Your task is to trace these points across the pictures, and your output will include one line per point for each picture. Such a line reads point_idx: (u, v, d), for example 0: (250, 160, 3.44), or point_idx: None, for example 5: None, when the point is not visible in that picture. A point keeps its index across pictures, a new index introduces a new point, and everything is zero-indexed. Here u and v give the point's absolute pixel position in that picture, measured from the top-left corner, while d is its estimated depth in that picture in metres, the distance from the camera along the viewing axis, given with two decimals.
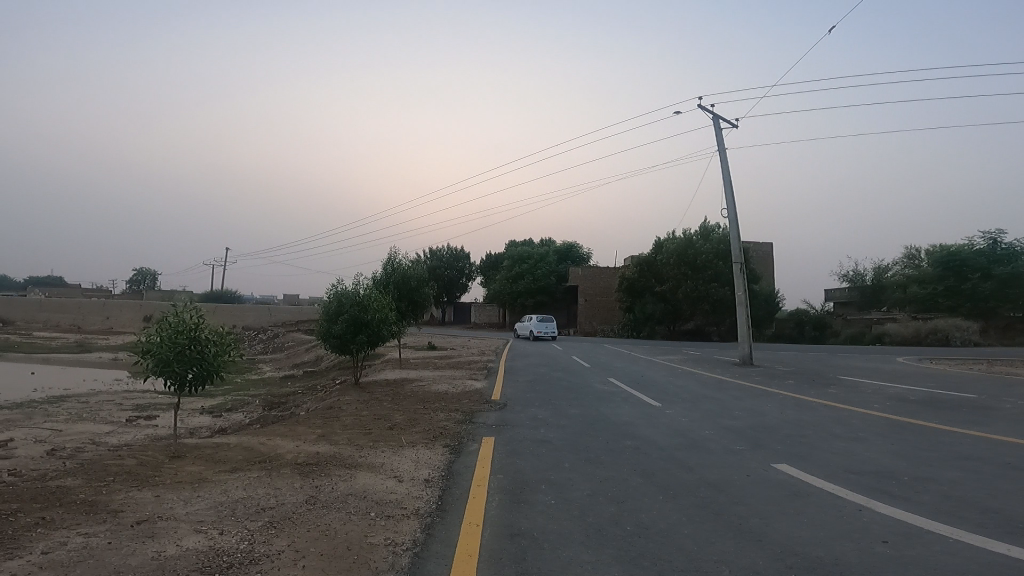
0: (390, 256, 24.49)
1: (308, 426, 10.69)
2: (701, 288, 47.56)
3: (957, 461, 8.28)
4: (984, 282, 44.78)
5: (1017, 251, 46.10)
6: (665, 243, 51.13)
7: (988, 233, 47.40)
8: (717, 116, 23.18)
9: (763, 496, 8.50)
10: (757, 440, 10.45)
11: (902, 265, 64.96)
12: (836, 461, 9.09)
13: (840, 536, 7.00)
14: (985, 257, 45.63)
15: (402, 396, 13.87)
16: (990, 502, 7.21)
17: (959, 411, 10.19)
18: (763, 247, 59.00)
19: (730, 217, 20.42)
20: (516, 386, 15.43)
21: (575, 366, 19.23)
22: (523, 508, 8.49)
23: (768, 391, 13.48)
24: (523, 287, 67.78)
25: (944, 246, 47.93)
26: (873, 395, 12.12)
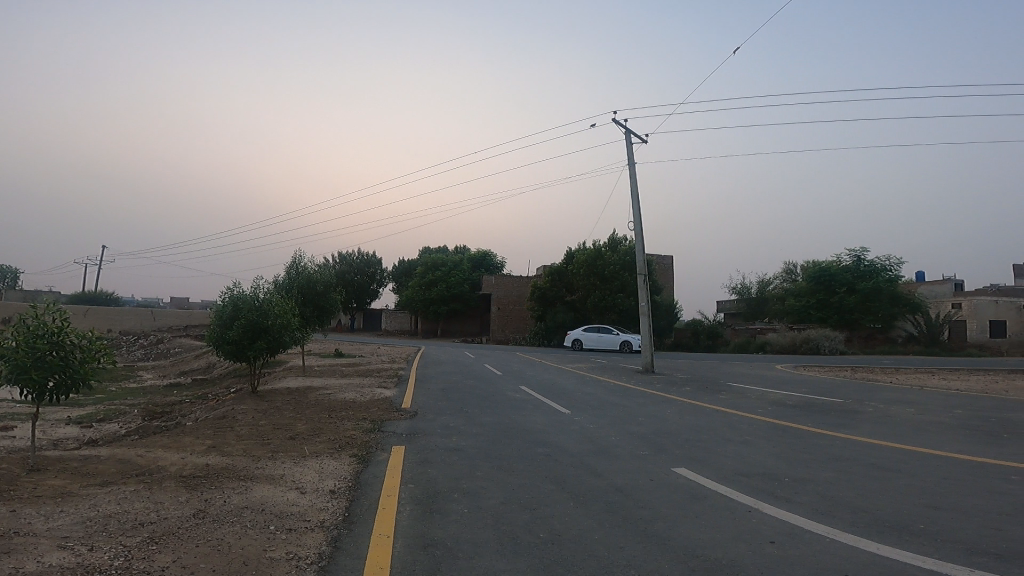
0: (295, 259, 23.86)
1: (195, 436, 10.20)
2: (607, 298, 48.72)
3: (834, 457, 8.97)
4: (850, 295, 47.87)
5: (879, 267, 49.22)
6: (576, 253, 52.55)
7: (854, 250, 50.75)
8: (628, 131, 24.03)
9: (666, 500, 8.81)
10: (660, 445, 10.86)
11: (782, 279, 69.32)
12: (730, 463, 9.60)
13: (736, 538, 7.34)
14: (850, 273, 48.88)
15: (305, 404, 13.48)
16: (865, 482, 7.82)
17: (831, 414, 11.07)
18: (665, 260, 61.60)
19: (636, 228, 21.15)
20: (427, 393, 15.38)
21: (486, 373, 19.34)
22: (434, 517, 8.42)
23: (668, 398, 14.09)
24: (438, 295, 67.32)
25: (816, 261, 51.19)
26: (758, 400, 12.95)
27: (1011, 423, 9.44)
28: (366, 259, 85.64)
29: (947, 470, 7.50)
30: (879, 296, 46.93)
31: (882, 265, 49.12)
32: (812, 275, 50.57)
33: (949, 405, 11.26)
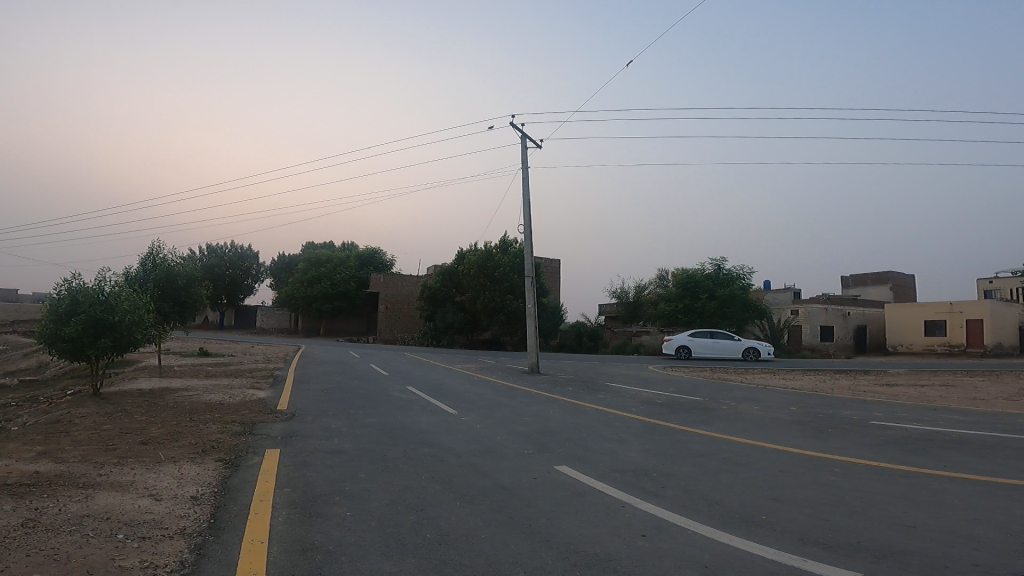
0: (152, 252, 22.28)
1: (21, 443, 9.14)
2: (497, 300, 49.67)
3: (698, 452, 9.54)
4: (711, 301, 51.36)
5: (736, 275, 52.58)
6: (467, 254, 52.60)
7: (715, 259, 54.35)
8: (525, 135, 24.37)
9: (550, 497, 8.73)
10: (544, 444, 11.09)
11: (654, 283, 72.67)
12: (607, 460, 9.92)
13: (611, 532, 6.98)
14: (711, 280, 52.28)
15: (163, 408, 12.54)
16: (723, 473, 8.38)
17: (693, 412, 11.96)
18: (553, 263, 63.51)
19: (527, 231, 21.58)
20: (306, 394, 14.82)
21: (372, 373, 18.98)
22: (312, 521, 7.81)
23: (550, 398, 14.61)
24: (319, 292, 65.73)
25: (684, 268, 54.26)
26: (631, 400, 13.73)
27: (836, 417, 10.63)
28: (239, 254, 81.99)
29: (791, 461, 8.22)
30: (735, 302, 50.55)
31: (739, 272, 52.54)
32: (680, 282, 53.72)
33: (787, 402, 12.48)
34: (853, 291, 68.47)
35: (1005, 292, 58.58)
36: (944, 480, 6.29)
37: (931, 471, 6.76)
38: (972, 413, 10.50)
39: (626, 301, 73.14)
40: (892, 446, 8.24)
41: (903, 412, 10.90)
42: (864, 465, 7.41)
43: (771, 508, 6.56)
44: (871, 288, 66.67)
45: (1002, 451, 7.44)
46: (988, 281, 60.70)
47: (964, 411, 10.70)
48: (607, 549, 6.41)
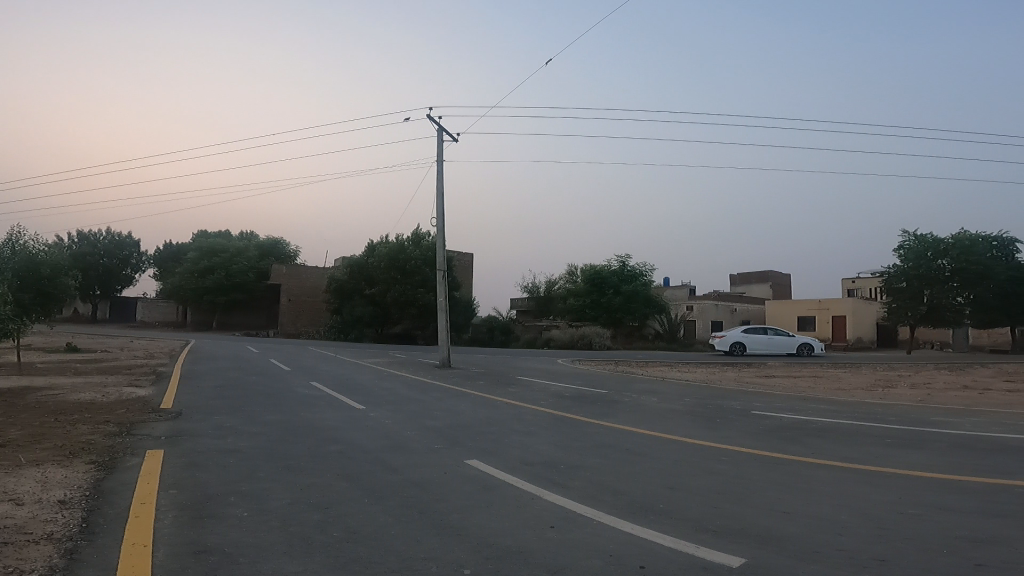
0: (8, 240, 19.76)
1: None
2: (409, 293, 48.72)
3: (602, 444, 9.93)
4: (616, 296, 53.78)
5: (639, 271, 55.44)
6: (378, 246, 51.41)
7: (621, 256, 56.92)
8: (440, 128, 24.02)
9: (462, 489, 8.71)
10: (455, 438, 11.07)
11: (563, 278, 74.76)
12: (516, 453, 10.06)
13: (522, 524, 7.05)
14: (617, 277, 54.77)
15: (24, 408, 11.17)
16: (625, 463, 8.78)
17: (598, 405, 12.46)
18: (466, 257, 63.55)
19: (440, 225, 21.36)
20: (197, 392, 13.79)
21: (272, 369, 18.03)
22: (206, 522, 7.26)
23: (461, 393, 14.63)
24: (211, 283, 61.25)
25: (592, 265, 56.44)
26: (541, 393, 14.07)
27: (725, 408, 11.51)
28: (116, 242, 75.22)
29: (688, 450, 8.76)
30: (637, 298, 53.29)
31: (641, 269, 55.45)
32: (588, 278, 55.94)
33: (683, 394, 13.35)
34: (741, 288, 74.40)
35: (865, 290, 66.14)
36: (818, 468, 6.97)
37: (804, 459, 7.49)
38: (839, 403, 11.75)
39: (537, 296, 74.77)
40: (773, 434, 9.03)
41: (782, 402, 11.99)
42: (749, 454, 8.06)
43: (670, 497, 6.93)
44: (753, 287, 72.01)
45: (862, 438, 8.40)
46: (852, 280, 68.22)
47: (831, 401, 12.00)
48: (516, 539, 6.51)
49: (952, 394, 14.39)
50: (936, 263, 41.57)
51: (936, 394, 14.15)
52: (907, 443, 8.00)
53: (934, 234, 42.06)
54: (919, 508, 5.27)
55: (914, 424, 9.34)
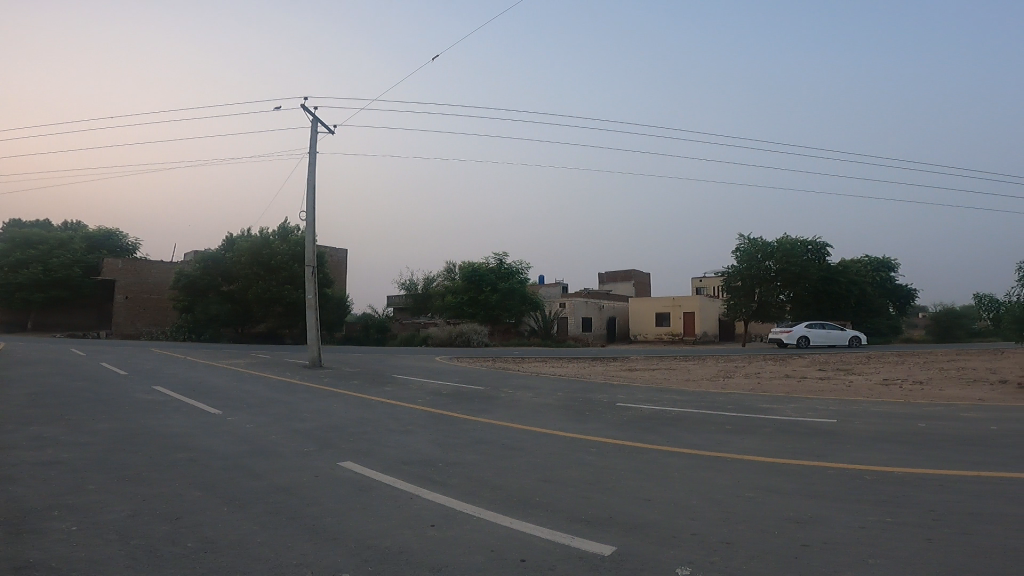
0: None
1: None
2: (273, 290, 45.06)
3: (478, 440, 10.13)
4: (493, 294, 54.56)
5: (515, 270, 56.74)
6: (239, 240, 47.13)
7: (499, 254, 57.91)
8: (316, 119, 22.71)
9: (334, 489, 8.37)
10: (326, 441, 10.59)
11: (441, 276, 74.23)
12: (392, 453, 9.89)
13: (401, 522, 6.95)
14: (494, 274, 55.61)
15: None
16: (502, 458, 9.05)
17: (475, 402, 12.70)
18: (339, 254, 60.93)
19: (312, 218, 20.24)
20: (7, 400, 11.75)
21: (107, 373, 15.88)
22: (23, 541, 6.23)
23: (332, 393, 14.03)
24: (24, 280, 52.00)
25: (470, 263, 56.91)
26: (417, 392, 13.98)
27: (593, 401, 12.34)
28: None
29: (561, 443, 9.26)
30: (514, 295, 54.43)
31: (518, 267, 56.79)
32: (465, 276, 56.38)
33: (556, 388, 14.05)
34: (608, 286, 79.81)
35: (710, 288, 74.05)
36: (674, 456, 7.76)
37: (662, 447, 8.28)
38: (690, 393, 13.14)
39: (414, 293, 73.62)
40: (636, 425, 9.85)
41: (643, 394, 13.13)
42: (614, 444, 8.75)
43: (545, 491, 7.27)
44: (618, 284, 78.53)
45: (708, 426, 9.48)
46: (700, 279, 76.00)
47: (683, 391, 13.39)
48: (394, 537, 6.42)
49: (777, 382, 16.76)
50: (765, 264, 47.72)
51: (766, 383, 16.37)
52: (743, 429, 9.20)
53: (763, 238, 48.42)
54: (753, 491, 6.13)
55: (750, 411, 10.75)
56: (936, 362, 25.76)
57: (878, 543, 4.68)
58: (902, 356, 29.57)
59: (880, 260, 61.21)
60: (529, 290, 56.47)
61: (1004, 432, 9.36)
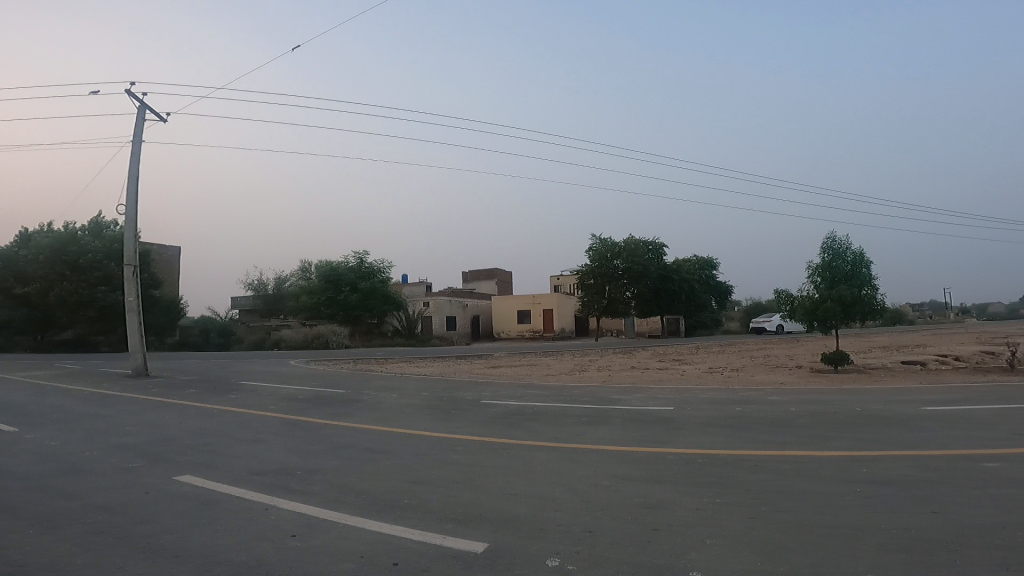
0: None
1: None
2: (83, 292, 38.64)
3: (338, 445, 9.77)
4: (353, 293, 52.32)
5: (376, 269, 54.95)
6: (37, 235, 39.88)
7: (359, 252, 55.68)
8: (145, 105, 20.05)
9: (172, 502, 7.51)
10: (159, 455, 9.44)
11: (295, 275, 69.54)
12: (241, 463, 9.14)
13: (257, 528, 6.49)
14: (354, 274, 53.39)
15: None
16: (365, 460, 8.86)
17: (334, 406, 12.20)
18: (171, 252, 54.50)
19: (136, 208, 17.82)
20: None
21: None
22: None
23: (164, 404, 12.52)
24: None
25: (328, 262, 54.21)
26: (268, 398, 13.04)
27: (458, 399, 12.53)
28: None
29: (426, 444, 9.30)
30: (375, 295, 52.61)
31: (379, 267, 55.02)
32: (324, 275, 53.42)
33: (420, 388, 14.01)
34: (471, 284, 80.86)
35: (567, 286, 78.48)
36: (536, 450, 8.21)
37: (524, 442, 8.73)
38: (549, 388, 13.93)
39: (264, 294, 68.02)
40: (500, 422, 10.23)
41: (505, 390, 13.64)
42: (479, 442, 9.01)
43: (411, 491, 7.24)
44: (482, 283, 79.93)
45: (566, 420, 10.16)
46: (558, 277, 80.21)
47: (543, 386, 14.16)
48: (247, 543, 5.95)
49: (625, 375, 18.40)
50: (613, 264, 51.92)
51: (616, 375, 17.91)
52: (596, 421, 10.03)
53: (613, 239, 52.58)
54: (606, 479, 6.75)
55: (602, 403, 11.71)
56: (750, 351, 30.20)
57: (711, 523, 5.46)
58: (726, 346, 34.14)
59: (706, 260, 69.63)
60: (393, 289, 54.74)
61: (799, 414, 11.32)
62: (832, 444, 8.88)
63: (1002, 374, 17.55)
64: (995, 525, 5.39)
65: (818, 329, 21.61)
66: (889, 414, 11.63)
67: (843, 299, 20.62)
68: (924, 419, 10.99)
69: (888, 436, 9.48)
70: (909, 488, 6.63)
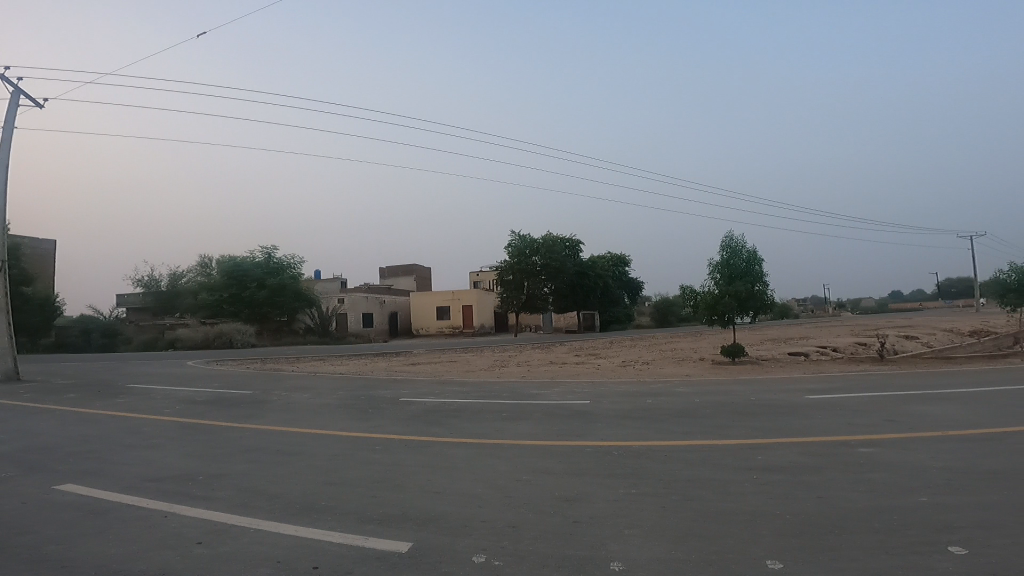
0: None
1: None
2: None
3: (245, 447, 9.22)
4: (259, 290, 49.47)
5: (285, 265, 52.32)
6: None
7: (266, 248, 52.77)
8: (16, 84, 17.92)
9: (50, 513, 6.74)
10: (34, 464, 8.45)
11: (194, 271, 64.66)
12: (133, 470, 8.38)
13: (155, 535, 5.98)
14: (260, 270, 50.52)
15: None
16: (276, 462, 8.44)
17: (240, 408, 11.50)
18: (46, 245, 48.95)
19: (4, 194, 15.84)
20: None
21: None
22: None
23: (39, 410, 11.21)
24: None
25: (232, 258, 50.98)
26: (165, 402, 12.05)
27: (375, 397, 12.23)
28: None
29: (342, 444, 9.00)
30: (284, 292, 50.03)
31: (289, 263, 52.41)
32: (227, 271, 50.15)
33: (335, 387, 13.53)
34: (388, 281, 79.09)
35: (485, 282, 78.74)
36: (456, 447, 8.22)
37: (444, 439, 8.70)
38: (468, 384, 13.95)
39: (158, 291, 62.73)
40: (419, 419, 10.12)
41: (424, 387, 13.50)
42: (398, 441, 8.87)
43: (327, 492, 7.00)
44: (400, 279, 78.41)
45: (487, 416, 10.23)
46: (477, 273, 80.27)
47: (463, 383, 14.17)
48: (145, 553, 5.48)
49: (543, 369, 18.81)
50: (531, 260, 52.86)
51: (534, 371, 18.26)
52: (516, 416, 10.18)
53: (531, 236, 53.49)
54: (527, 474, 6.89)
55: (521, 399, 11.90)
56: (658, 344, 31.88)
57: (626, 513, 5.74)
58: (636, 340, 35.80)
59: (619, 257, 72.43)
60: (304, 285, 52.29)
61: (703, 404, 12.12)
62: (731, 433, 9.61)
63: (870, 364, 19.75)
64: (868, 506, 6.10)
65: (718, 323, 23.21)
66: (779, 402, 12.76)
67: (739, 295, 22.28)
68: (809, 407, 12.17)
69: (778, 424, 10.41)
70: (797, 473, 7.32)
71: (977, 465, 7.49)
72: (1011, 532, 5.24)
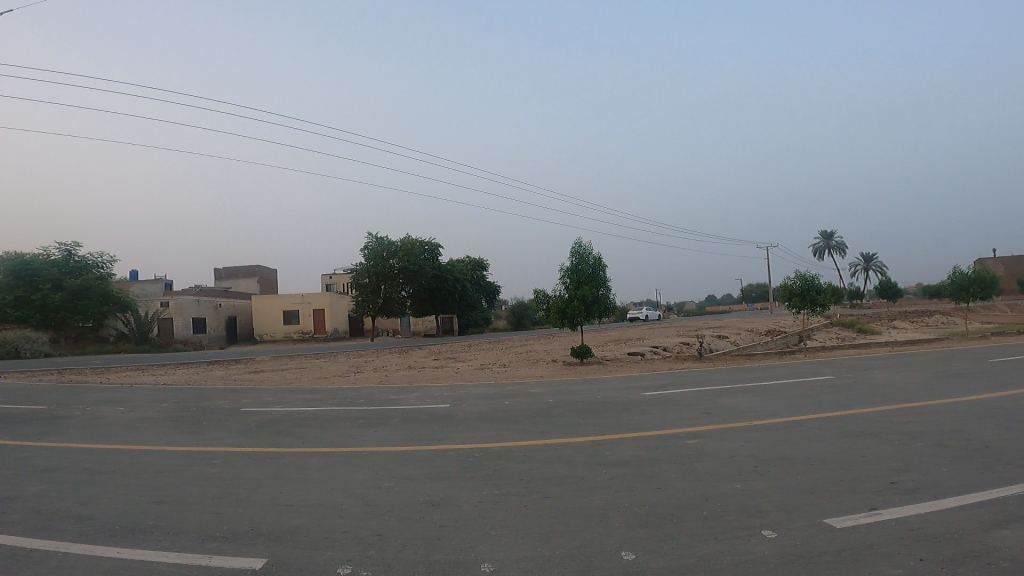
0: None
1: None
2: None
3: (38, 467, 7.58)
4: (55, 292, 41.58)
5: (91, 264, 44.74)
6: None
7: (65, 245, 44.72)
8: None
9: None
10: None
11: None
12: None
13: None
14: (56, 269, 42.61)
15: None
16: (82, 480, 7.07)
17: (30, 425, 9.46)
18: None
19: None
20: None
21: None
22: None
23: None
24: None
25: (17, 255, 42.39)
26: None
27: (211, 409, 10.87)
28: None
29: (169, 460, 7.83)
30: (88, 294, 42.53)
31: (95, 262, 44.87)
32: (10, 271, 41.54)
33: (158, 399, 11.76)
34: (224, 283, 71.51)
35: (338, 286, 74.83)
36: (310, 457, 7.60)
37: (295, 450, 8.00)
38: (321, 391, 13.04)
39: None
40: (265, 431, 9.18)
41: (270, 396, 12.34)
42: (241, 453, 7.96)
43: (154, 509, 6.03)
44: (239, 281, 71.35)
45: (341, 423, 9.61)
46: (329, 276, 75.94)
47: (314, 390, 13.22)
48: None
49: (400, 374, 18.28)
50: (387, 263, 51.52)
51: (390, 375, 17.67)
52: (374, 423, 9.72)
53: (388, 238, 52.19)
54: (389, 480, 6.60)
55: (379, 405, 11.41)
56: (513, 347, 32.87)
57: (490, 513, 5.76)
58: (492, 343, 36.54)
59: (477, 261, 73.37)
60: (116, 287, 45.08)
61: (556, 404, 12.70)
62: (582, 431, 10.19)
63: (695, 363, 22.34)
64: (698, 494, 6.84)
65: (568, 326, 24.64)
66: (623, 400, 13.87)
67: (586, 299, 23.89)
68: (648, 404, 13.38)
69: (623, 421, 11.29)
70: (640, 467, 7.97)
71: (777, 453, 8.81)
72: (806, 514, 6.21)
